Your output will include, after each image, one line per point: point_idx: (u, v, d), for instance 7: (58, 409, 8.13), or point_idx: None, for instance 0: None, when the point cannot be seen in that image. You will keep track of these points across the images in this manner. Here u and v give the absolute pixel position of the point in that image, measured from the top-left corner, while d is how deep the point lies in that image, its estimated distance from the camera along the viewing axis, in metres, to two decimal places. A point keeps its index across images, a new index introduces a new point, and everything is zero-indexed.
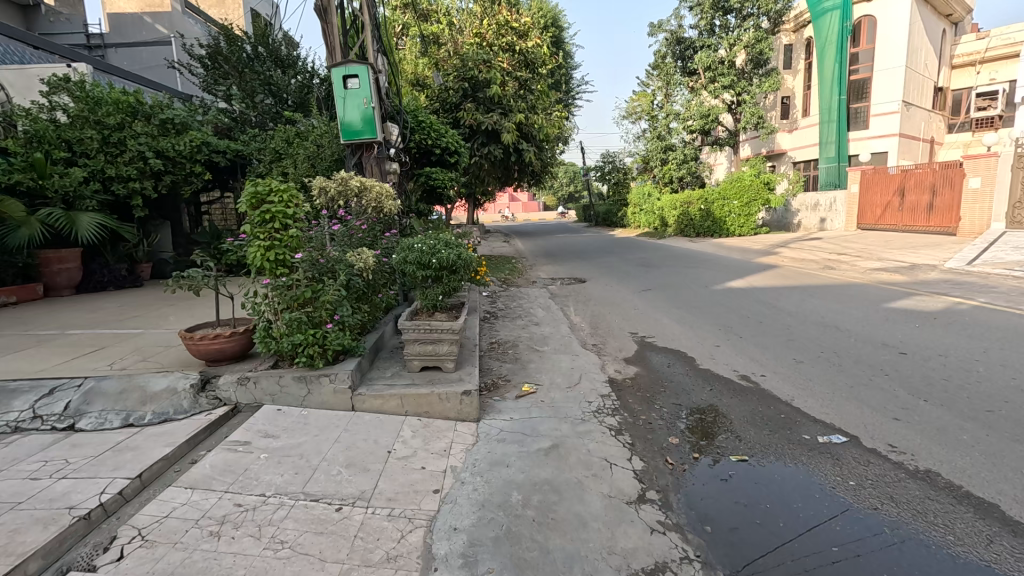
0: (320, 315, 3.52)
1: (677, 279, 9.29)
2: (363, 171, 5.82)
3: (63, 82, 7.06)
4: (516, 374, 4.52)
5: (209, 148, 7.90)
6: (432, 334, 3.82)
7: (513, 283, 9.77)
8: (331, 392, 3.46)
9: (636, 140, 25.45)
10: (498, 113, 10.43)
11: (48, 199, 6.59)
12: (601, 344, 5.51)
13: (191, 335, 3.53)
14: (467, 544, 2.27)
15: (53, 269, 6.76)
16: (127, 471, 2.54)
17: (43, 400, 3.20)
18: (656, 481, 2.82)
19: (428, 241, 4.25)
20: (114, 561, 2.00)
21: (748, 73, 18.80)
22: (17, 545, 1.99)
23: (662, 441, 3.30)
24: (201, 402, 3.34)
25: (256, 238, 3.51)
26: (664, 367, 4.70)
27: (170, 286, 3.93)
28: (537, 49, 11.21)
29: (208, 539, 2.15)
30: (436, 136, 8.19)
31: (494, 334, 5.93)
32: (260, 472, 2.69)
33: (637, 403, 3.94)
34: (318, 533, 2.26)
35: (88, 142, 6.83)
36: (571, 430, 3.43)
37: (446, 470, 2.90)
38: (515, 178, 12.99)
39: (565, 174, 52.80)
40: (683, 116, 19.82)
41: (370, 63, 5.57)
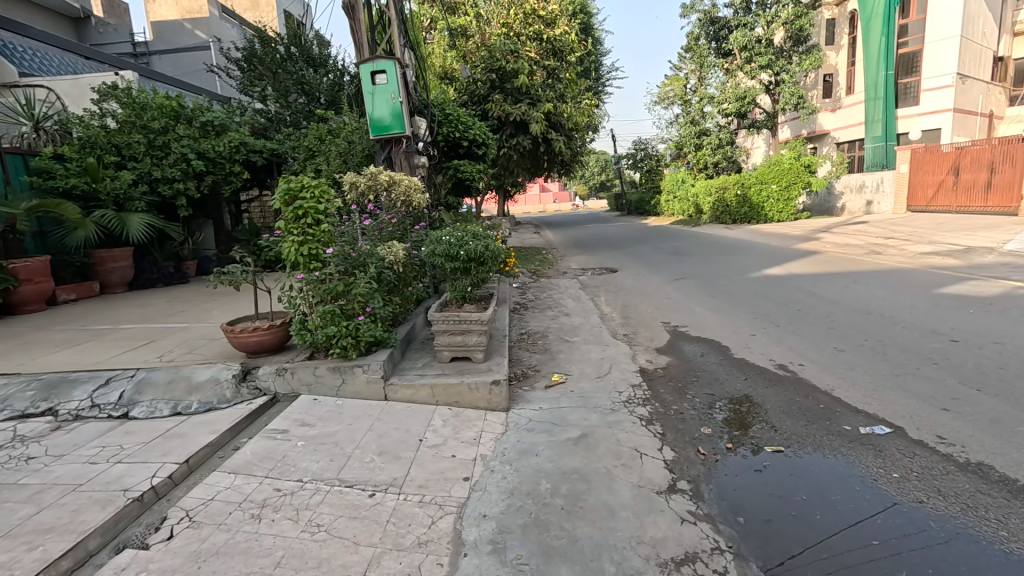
0: (352, 307, 3.62)
1: (711, 267, 9.06)
2: (393, 165, 5.91)
3: (112, 89, 7.43)
4: (545, 365, 4.53)
5: (246, 149, 8.16)
6: (461, 326, 3.86)
7: (543, 274, 9.75)
8: (365, 382, 3.55)
9: (668, 126, 24.86)
10: (527, 104, 10.43)
11: (100, 202, 6.96)
12: (631, 334, 5.44)
13: (232, 329, 3.71)
14: (495, 530, 2.30)
15: (107, 268, 7.16)
16: (175, 457, 2.69)
17: (100, 389, 3.41)
18: (687, 471, 2.78)
19: (457, 233, 4.29)
20: (164, 540, 2.13)
21: (787, 51, 18.04)
22: (78, 523, 2.13)
23: (695, 432, 3.25)
24: (242, 392, 3.49)
25: (291, 233, 3.70)
26: (697, 357, 4.61)
27: (212, 282, 4.11)
28: (565, 37, 11.09)
29: (250, 521, 2.26)
30: (464, 128, 8.20)
31: (524, 324, 5.94)
32: (297, 459, 2.79)
33: (668, 393, 3.88)
34: (352, 517, 2.34)
35: (135, 146, 7.17)
36: (601, 419, 3.42)
37: (475, 459, 2.94)
38: (544, 168, 12.91)
39: (596, 163, 52.32)
40: (717, 99, 19.23)
41: (397, 58, 5.63)
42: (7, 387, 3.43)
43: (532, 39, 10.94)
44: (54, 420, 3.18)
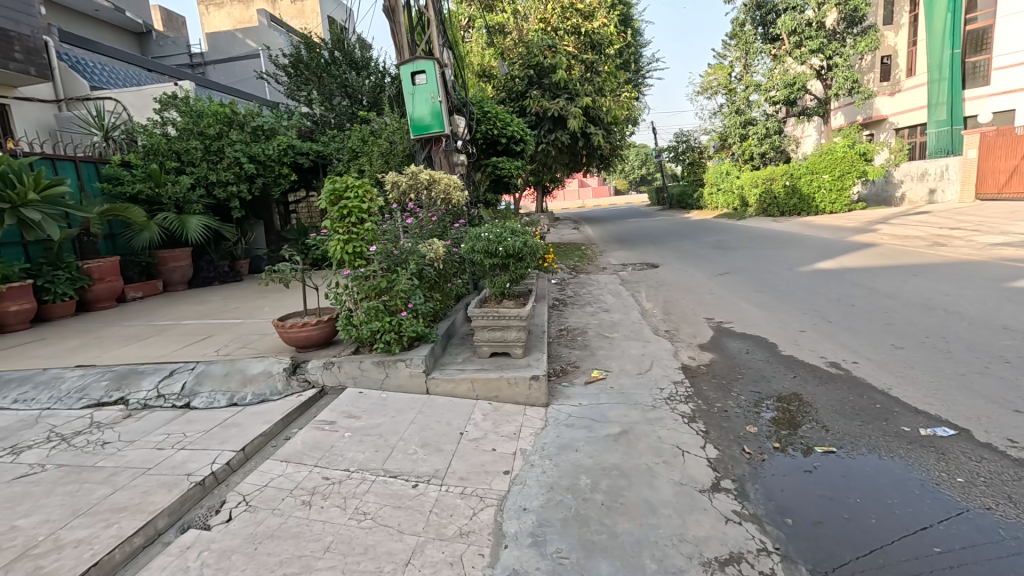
0: (395, 303, 3.71)
1: (758, 261, 8.73)
2: (433, 164, 6.02)
3: (172, 99, 7.87)
4: (585, 360, 4.52)
5: (294, 151, 8.46)
6: (500, 321, 3.90)
7: (582, 270, 9.69)
8: (407, 376, 3.65)
9: (712, 117, 24.14)
10: (565, 99, 10.36)
11: (163, 205, 7.42)
12: (674, 331, 5.33)
13: (282, 324, 3.88)
14: (536, 524, 2.32)
15: (169, 267, 7.62)
16: (232, 445, 2.84)
17: (164, 380, 3.65)
18: (731, 470, 2.72)
19: (495, 230, 4.32)
20: (224, 522, 2.26)
21: (840, 33, 17.09)
22: (149, 503, 2.30)
23: (739, 430, 3.17)
24: (293, 384, 3.65)
25: (336, 232, 3.83)
26: (743, 354, 4.48)
27: (264, 279, 4.31)
28: (604, 30, 10.96)
29: (302, 507, 2.37)
30: (502, 125, 8.24)
31: (563, 320, 5.93)
32: (344, 450, 2.90)
33: (712, 390, 3.79)
34: (396, 507, 2.41)
35: (193, 152, 7.58)
36: (642, 416, 3.38)
37: (515, 453, 2.97)
38: (583, 163, 12.77)
39: (637, 157, 51.66)
40: (764, 86, 18.53)
41: (437, 58, 5.71)
42: (85, 377, 3.73)
43: (570, 33, 10.89)
44: (125, 409, 3.43)
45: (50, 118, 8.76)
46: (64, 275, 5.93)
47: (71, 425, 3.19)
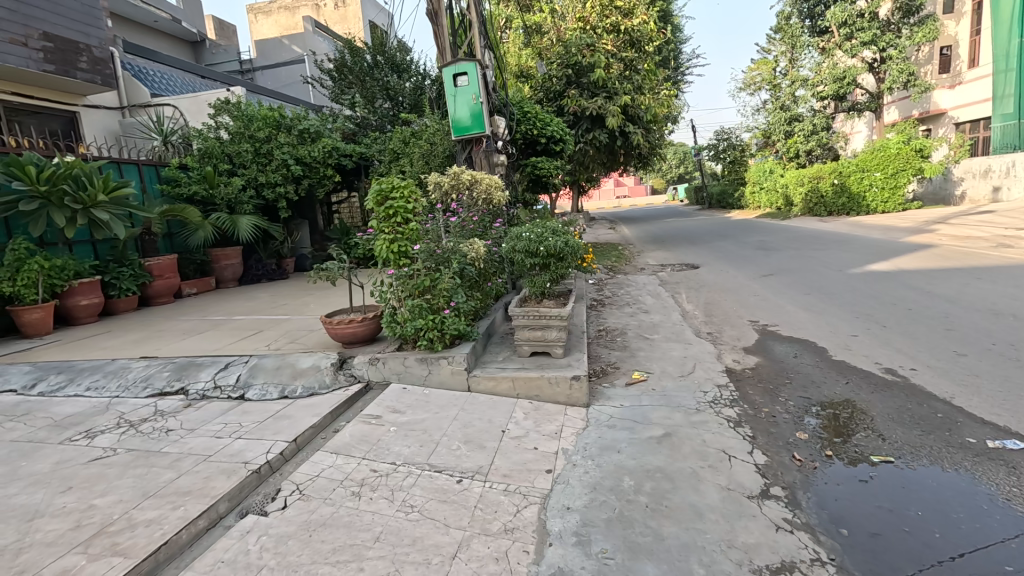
0: (438, 301, 3.79)
1: (805, 262, 8.43)
2: (474, 165, 6.08)
3: (225, 104, 8.20)
4: (625, 361, 4.48)
5: (338, 153, 8.72)
6: (541, 321, 3.91)
7: (620, 270, 9.59)
8: (449, 373, 3.71)
9: (755, 114, 23.44)
10: (603, 97, 10.28)
11: (216, 206, 7.78)
12: (716, 333, 5.22)
13: (330, 320, 4.02)
14: (580, 523, 2.33)
15: (221, 265, 7.97)
16: (285, 436, 2.96)
17: (221, 372, 3.84)
18: (781, 477, 2.64)
19: (537, 230, 4.35)
20: (280, 508, 2.37)
21: (895, 24, 16.25)
22: (211, 488, 2.43)
23: (788, 436, 3.07)
24: (340, 378, 3.77)
25: (382, 232, 3.93)
26: (790, 358, 4.34)
27: (312, 277, 4.47)
28: (643, 27, 10.81)
29: (352, 498, 2.45)
30: (542, 125, 8.25)
31: (602, 321, 5.89)
32: (390, 443, 2.97)
33: (758, 395, 3.69)
34: (442, 501, 2.46)
35: (244, 154, 7.90)
36: (685, 419, 3.32)
37: (557, 452, 2.98)
38: (620, 163, 12.63)
39: (675, 156, 50.65)
40: (812, 81, 17.85)
41: (478, 59, 5.76)
42: (149, 368, 3.96)
43: (610, 32, 10.75)
44: (185, 398, 3.62)
45: (115, 124, 9.34)
46: (128, 272, 6.31)
47: (138, 412, 3.40)
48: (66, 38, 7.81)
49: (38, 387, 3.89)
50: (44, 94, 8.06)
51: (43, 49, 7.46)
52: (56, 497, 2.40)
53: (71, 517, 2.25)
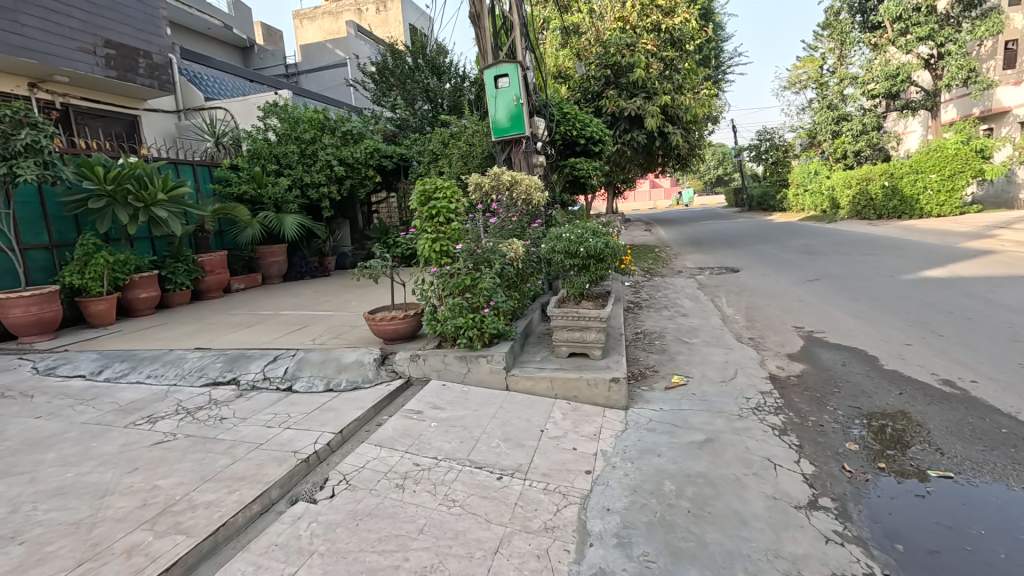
0: (478, 301, 3.84)
1: (854, 267, 8.11)
2: (513, 165, 6.12)
3: (273, 106, 8.49)
4: (664, 365, 4.42)
5: (379, 154, 8.93)
6: (579, 322, 3.91)
7: (657, 273, 9.46)
8: (488, 371, 3.75)
9: (800, 113, 22.68)
10: (642, 98, 10.18)
11: (264, 205, 8.09)
12: (758, 338, 5.09)
13: (373, 316, 4.14)
14: (620, 525, 2.32)
15: (268, 262, 8.29)
16: (331, 427, 3.07)
17: (270, 365, 4.00)
18: (830, 488, 2.56)
19: (576, 231, 4.34)
20: (328, 497, 2.45)
21: (954, 17, 15.41)
22: (264, 475, 2.55)
23: (837, 446, 2.97)
24: (382, 373, 3.86)
25: (425, 231, 4.01)
26: (838, 366, 4.20)
27: (356, 274, 4.59)
28: (685, 26, 10.65)
29: (396, 489, 2.52)
30: (582, 126, 8.23)
31: (639, 323, 5.84)
32: (431, 439, 3.03)
33: (804, 403, 3.58)
34: (483, 497, 2.50)
35: (290, 155, 8.18)
36: (727, 425, 3.26)
37: (596, 453, 2.98)
38: (658, 163, 12.44)
39: (714, 156, 49.48)
40: (862, 79, 17.19)
41: (519, 61, 5.81)
42: (204, 359, 4.16)
43: (650, 31, 10.63)
44: (237, 388, 3.79)
45: (172, 126, 9.83)
46: (183, 268, 6.64)
47: (194, 400, 3.58)
48: (127, 45, 8.26)
49: (104, 373, 4.15)
50: (107, 98, 8.56)
51: (107, 55, 7.92)
52: (124, 476, 2.57)
53: (138, 496, 2.40)
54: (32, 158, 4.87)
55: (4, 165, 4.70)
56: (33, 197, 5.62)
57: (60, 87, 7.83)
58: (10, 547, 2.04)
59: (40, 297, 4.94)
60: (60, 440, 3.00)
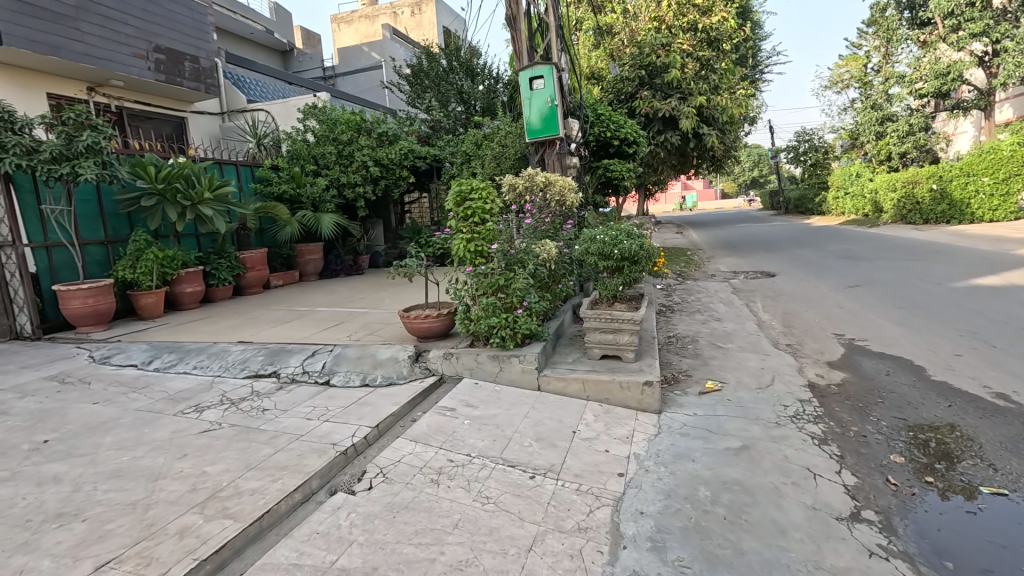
0: (511, 301, 3.87)
1: (898, 274, 7.81)
2: (546, 166, 6.14)
3: (312, 108, 8.72)
4: (698, 370, 4.36)
5: (413, 155, 9.10)
6: (612, 324, 3.89)
7: (690, 276, 9.32)
8: (520, 371, 3.77)
9: (842, 113, 21.96)
10: (677, 98, 10.06)
11: (302, 204, 8.33)
12: (796, 345, 4.96)
13: (408, 314, 4.22)
14: (654, 529, 2.31)
15: (305, 259, 8.55)
16: (368, 421, 3.14)
17: (309, 359, 4.13)
18: (873, 501, 2.48)
19: (610, 232, 4.32)
20: (366, 489, 2.52)
21: (1012, 12, 14.42)
22: (305, 465, 2.63)
23: (881, 458, 2.88)
24: (416, 370, 3.94)
25: (460, 232, 4.06)
26: (882, 375, 4.05)
27: (392, 273, 4.68)
28: (723, 25, 10.44)
29: (431, 484, 2.57)
30: (615, 127, 8.19)
31: (671, 327, 5.76)
32: (464, 436, 3.08)
33: (845, 413, 3.48)
34: (516, 495, 2.52)
35: (328, 156, 8.40)
36: (764, 432, 3.20)
37: (629, 456, 2.97)
38: (693, 165, 12.24)
39: (749, 158, 48.32)
40: (909, 78, 16.53)
41: (555, 63, 5.82)
42: (246, 352, 4.32)
43: (686, 30, 10.46)
44: (277, 381, 3.92)
45: (216, 127, 10.22)
46: (226, 264, 6.91)
47: (238, 391, 3.73)
48: (176, 50, 8.65)
49: (154, 363, 4.35)
50: (158, 101, 8.97)
51: (157, 60, 8.30)
52: (175, 461, 2.70)
53: (187, 481, 2.51)
54: (92, 158, 5.16)
55: (68, 165, 4.99)
56: (91, 196, 5.95)
57: (115, 91, 8.26)
58: (74, 524, 2.17)
59: (95, 290, 5.22)
60: (116, 425, 3.16)
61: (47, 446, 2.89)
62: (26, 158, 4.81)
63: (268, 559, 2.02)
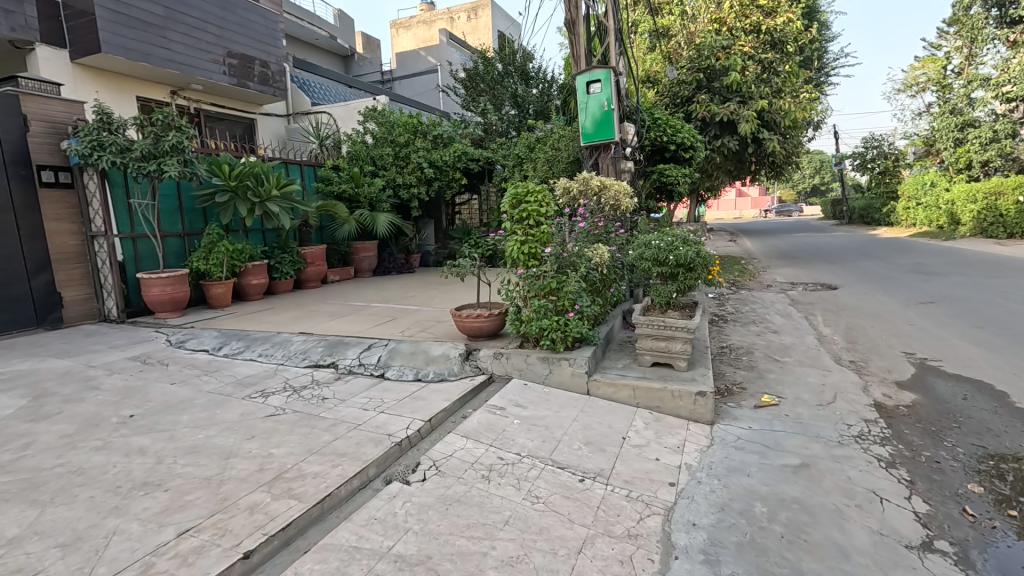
0: (563, 304, 3.89)
1: (978, 291, 7.24)
2: (600, 171, 6.11)
3: (372, 111, 9.05)
4: (753, 382, 4.22)
5: (467, 158, 9.27)
6: (665, 331, 3.82)
7: (744, 286, 9.01)
8: (570, 374, 3.77)
9: (916, 118, 20.65)
10: (736, 102, 9.77)
11: (360, 203, 8.65)
12: (861, 362, 4.71)
13: (460, 313, 4.31)
14: (707, 541, 2.26)
15: (361, 256, 8.87)
16: (421, 415, 3.24)
17: (364, 352, 4.29)
18: (948, 531, 2.33)
19: (666, 238, 4.24)
20: (420, 480, 2.60)
21: None
22: (363, 453, 2.75)
23: (956, 487, 2.70)
24: (466, 368, 4.02)
25: (514, 233, 4.10)
26: (958, 399, 3.79)
27: (445, 272, 4.78)
28: (788, 26, 10.04)
29: (482, 480, 2.62)
30: (672, 132, 8.06)
31: (724, 337, 5.61)
32: (514, 435, 3.11)
33: (916, 436, 3.27)
34: (566, 497, 2.54)
35: (385, 157, 8.68)
36: (825, 451, 3.07)
37: (680, 466, 2.92)
38: (750, 170, 11.84)
39: (811, 165, 46.13)
40: (995, 80, 15.36)
41: (613, 66, 5.78)
42: (307, 343, 4.54)
43: (749, 32, 10.16)
44: (336, 371, 4.10)
45: (282, 129, 10.77)
46: (289, 258, 7.27)
47: (299, 379, 3.93)
48: (248, 55, 9.18)
49: (223, 349, 4.64)
50: (231, 103, 9.56)
51: (231, 65, 8.81)
52: (244, 442, 2.87)
53: (256, 460, 2.68)
54: (175, 157, 5.56)
55: (155, 163, 5.41)
56: (173, 191, 6.41)
57: (194, 95, 8.87)
58: (157, 492, 2.36)
59: (173, 279, 5.62)
60: (191, 405, 3.41)
61: (133, 420, 3.14)
62: (120, 156, 5.26)
63: (329, 540, 2.12)
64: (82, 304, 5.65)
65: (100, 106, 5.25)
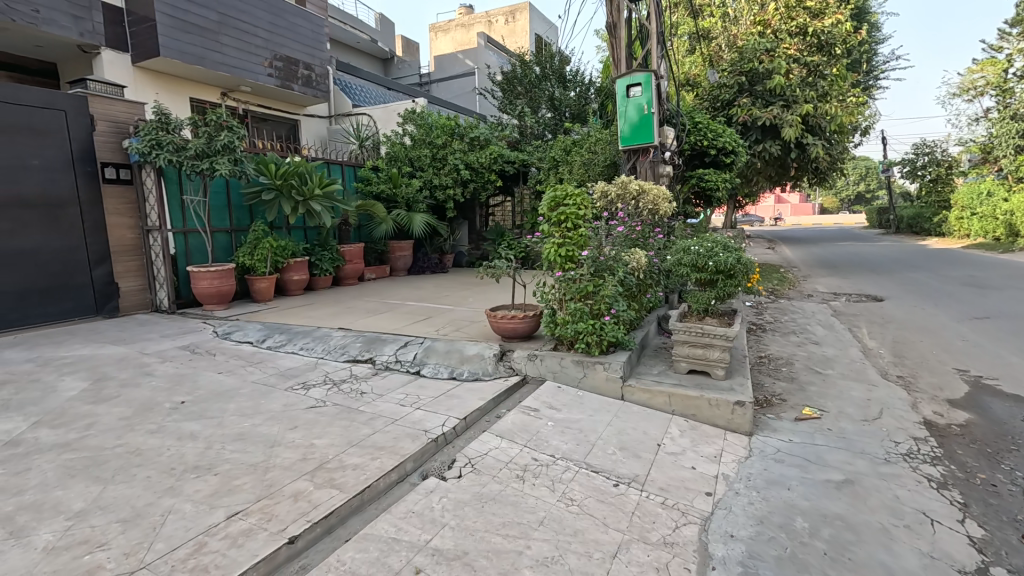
0: (599, 307, 3.88)
1: None
2: (637, 175, 6.06)
3: (411, 114, 9.23)
4: (793, 394, 4.10)
5: (502, 160, 9.34)
6: (703, 338, 3.75)
7: (783, 295, 8.75)
8: (604, 378, 3.75)
9: (972, 124, 19.63)
10: (779, 106, 9.50)
11: (397, 203, 8.81)
12: (909, 378, 4.52)
13: (495, 313, 4.35)
14: (745, 554, 2.22)
15: (396, 255, 9.03)
16: (456, 413, 3.28)
17: (400, 349, 4.38)
18: (1005, 558, 2.22)
19: (706, 243, 4.17)
20: (456, 476, 2.64)
21: None
22: (400, 448, 2.80)
23: (1015, 512, 2.56)
24: (500, 369, 4.05)
25: (552, 236, 4.11)
26: (1016, 421, 3.59)
27: (481, 273, 4.83)
28: (836, 28, 9.73)
29: (516, 480, 2.64)
30: (713, 136, 7.92)
31: (763, 347, 5.46)
32: (548, 437, 3.13)
33: (971, 457, 3.12)
34: (600, 500, 2.53)
35: (423, 159, 8.83)
36: (871, 468, 2.96)
37: (717, 476, 2.87)
38: (792, 177, 11.50)
39: (856, 171, 44.41)
40: None
41: (654, 70, 5.73)
42: (345, 339, 4.66)
43: (794, 34, 9.90)
44: (373, 367, 4.19)
45: (324, 130, 11.08)
46: (328, 256, 7.47)
47: (338, 373, 4.04)
48: (294, 58, 9.49)
49: (267, 341, 4.81)
50: (277, 104, 9.91)
51: (277, 67, 9.13)
52: (287, 432, 2.98)
53: (298, 450, 2.77)
54: (226, 156, 5.79)
55: (207, 162, 5.66)
56: (223, 188, 6.69)
57: (243, 96, 9.23)
58: (208, 476, 2.47)
59: (220, 272, 5.87)
60: (238, 394, 3.55)
61: (184, 406, 3.30)
62: (176, 155, 5.53)
63: (369, 530, 2.18)
64: (136, 295, 5.95)
65: (159, 107, 5.53)
